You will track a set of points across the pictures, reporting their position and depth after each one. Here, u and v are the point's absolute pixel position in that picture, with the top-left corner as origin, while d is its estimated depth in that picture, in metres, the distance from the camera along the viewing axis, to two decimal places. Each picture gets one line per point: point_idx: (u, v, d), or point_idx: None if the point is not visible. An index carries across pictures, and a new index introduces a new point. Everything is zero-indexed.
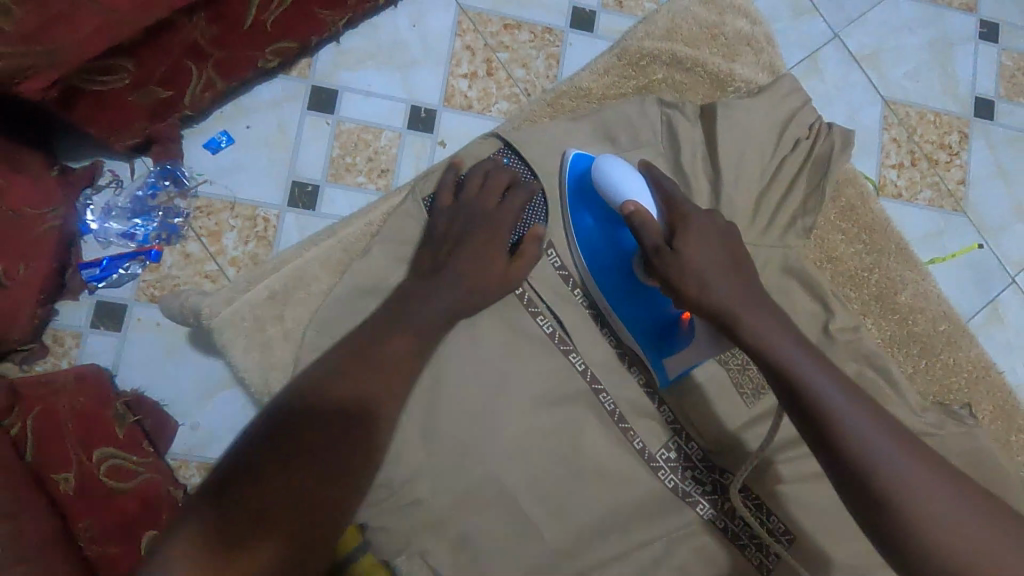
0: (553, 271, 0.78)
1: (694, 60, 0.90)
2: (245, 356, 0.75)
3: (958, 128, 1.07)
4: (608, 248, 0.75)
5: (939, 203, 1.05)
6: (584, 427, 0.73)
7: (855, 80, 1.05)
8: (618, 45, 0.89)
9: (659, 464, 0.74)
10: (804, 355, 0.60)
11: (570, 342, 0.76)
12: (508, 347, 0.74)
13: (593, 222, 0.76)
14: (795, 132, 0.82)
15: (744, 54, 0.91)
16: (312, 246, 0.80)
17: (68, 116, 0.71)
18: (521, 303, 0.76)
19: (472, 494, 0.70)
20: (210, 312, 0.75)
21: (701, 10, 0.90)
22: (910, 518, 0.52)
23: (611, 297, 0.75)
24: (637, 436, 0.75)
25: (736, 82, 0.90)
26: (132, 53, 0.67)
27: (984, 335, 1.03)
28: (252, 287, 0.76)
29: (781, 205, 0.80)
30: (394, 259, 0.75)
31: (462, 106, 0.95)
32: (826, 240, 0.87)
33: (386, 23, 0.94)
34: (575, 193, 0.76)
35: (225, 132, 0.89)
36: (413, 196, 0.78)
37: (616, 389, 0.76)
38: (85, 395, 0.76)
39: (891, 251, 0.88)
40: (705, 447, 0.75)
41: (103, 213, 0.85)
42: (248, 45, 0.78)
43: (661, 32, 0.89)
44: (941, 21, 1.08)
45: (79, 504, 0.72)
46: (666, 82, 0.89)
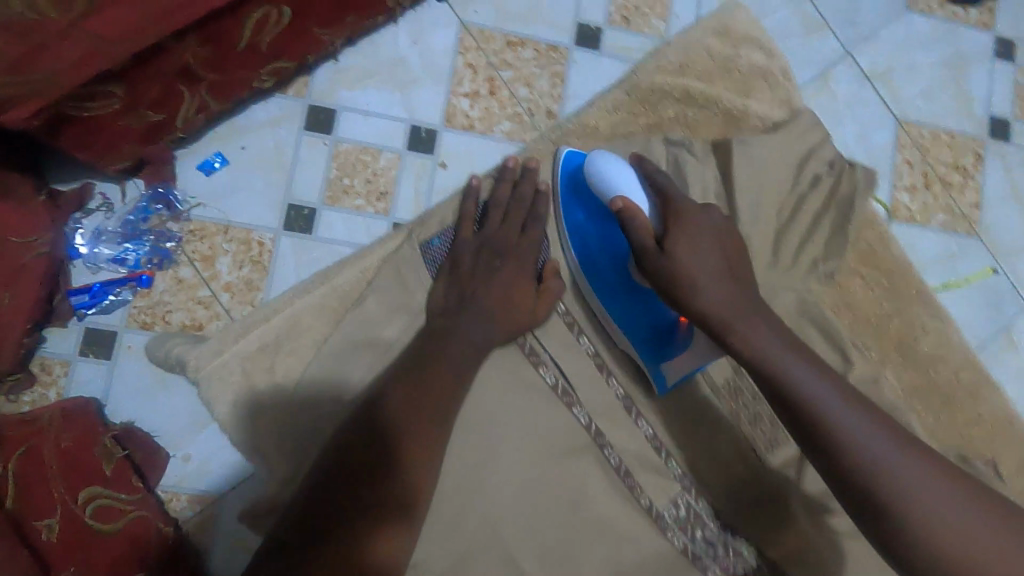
0: (558, 318, 0.75)
1: (706, 98, 0.87)
2: (230, 414, 0.70)
3: (973, 149, 1.04)
4: (601, 247, 0.74)
5: (953, 226, 1.02)
6: (589, 481, 0.71)
7: (868, 99, 1.02)
8: (628, 83, 0.86)
9: (668, 523, 0.73)
10: (801, 365, 0.58)
11: (575, 396, 0.73)
12: (511, 394, 0.71)
13: (586, 218, 0.74)
14: (809, 165, 0.79)
15: (760, 89, 0.88)
16: (305, 293, 0.75)
17: (56, 142, 0.67)
18: (523, 353, 0.73)
19: (472, 540, 0.67)
20: (196, 365, 0.70)
21: (714, 41, 0.88)
22: (912, 529, 0.51)
23: (605, 297, 0.73)
24: (646, 493, 0.73)
25: (750, 119, 0.88)
26: (122, 79, 0.63)
27: (997, 362, 1.00)
28: (242, 339, 0.72)
29: (793, 239, 0.78)
30: (389, 309, 0.73)
31: (464, 126, 0.92)
32: (846, 287, 0.84)
33: (386, 40, 0.91)
34: (568, 189, 0.75)
35: (219, 153, 0.86)
36: (410, 241, 0.75)
37: (622, 443, 0.74)
38: (72, 430, 0.74)
39: (912, 297, 0.86)
40: (716, 505, 0.74)
41: (93, 237, 0.82)
42: (245, 67, 0.75)
43: (670, 61, 0.87)
44: (957, 38, 1.05)
45: (62, 549, 0.70)
46: (678, 120, 0.86)
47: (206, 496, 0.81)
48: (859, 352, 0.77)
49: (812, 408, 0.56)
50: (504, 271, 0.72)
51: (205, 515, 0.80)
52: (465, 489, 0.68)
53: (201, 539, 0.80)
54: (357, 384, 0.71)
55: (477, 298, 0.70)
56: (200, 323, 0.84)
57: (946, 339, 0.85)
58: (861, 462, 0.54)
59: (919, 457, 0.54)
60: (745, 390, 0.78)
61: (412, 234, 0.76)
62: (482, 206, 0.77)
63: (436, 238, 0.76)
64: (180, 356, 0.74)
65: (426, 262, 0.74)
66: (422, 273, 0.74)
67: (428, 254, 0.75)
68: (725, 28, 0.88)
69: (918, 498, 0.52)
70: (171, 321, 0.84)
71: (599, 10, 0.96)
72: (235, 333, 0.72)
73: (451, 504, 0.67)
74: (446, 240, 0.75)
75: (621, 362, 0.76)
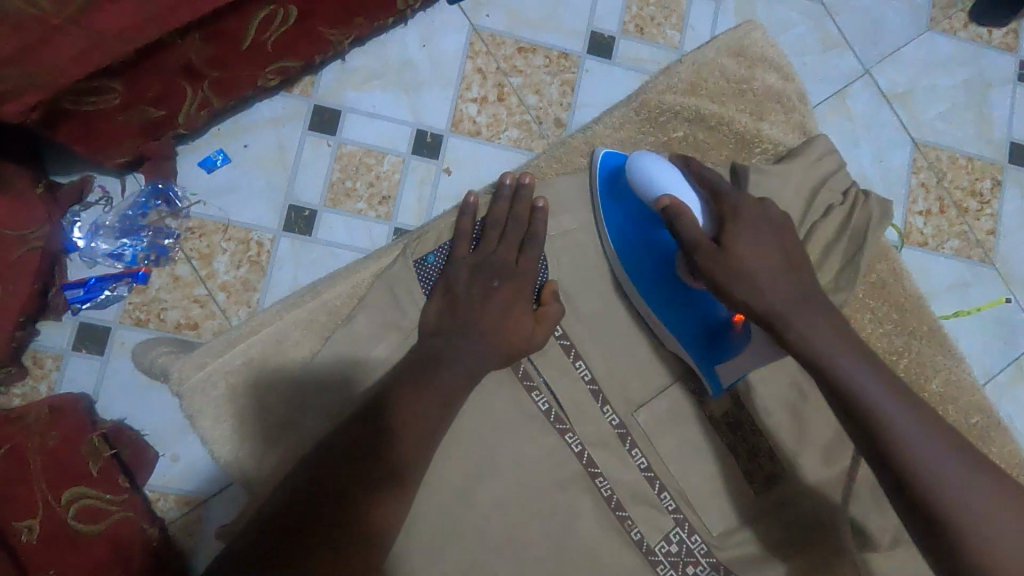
0: (554, 341, 0.74)
1: (717, 118, 0.85)
2: (214, 427, 0.70)
3: (991, 175, 1.01)
4: (643, 245, 0.74)
5: (967, 253, 1.00)
6: (579, 512, 0.69)
7: (885, 119, 1.00)
8: (637, 99, 0.84)
9: (658, 558, 0.70)
10: (858, 363, 0.56)
11: (568, 422, 0.72)
12: (499, 415, 0.71)
13: (626, 221, 0.74)
14: (820, 195, 0.77)
15: (773, 112, 0.87)
16: (296, 305, 0.74)
17: (54, 136, 0.66)
18: (516, 376, 0.72)
19: (460, 561, 0.66)
20: (180, 377, 0.71)
21: (730, 60, 0.86)
22: (962, 540, 0.50)
23: (654, 299, 0.73)
24: (636, 526, 0.70)
25: (763, 142, 0.86)
26: (121, 74, 0.61)
27: (1005, 394, 0.98)
28: (227, 351, 0.72)
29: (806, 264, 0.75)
30: (382, 328, 0.71)
31: (470, 132, 0.91)
32: (854, 319, 0.82)
33: (395, 41, 0.89)
34: (607, 192, 0.75)
35: (221, 150, 0.85)
36: (404, 257, 0.74)
37: (616, 474, 0.71)
38: (60, 428, 0.72)
39: (922, 332, 0.84)
40: (709, 542, 0.71)
41: (91, 231, 0.81)
42: (248, 66, 0.74)
43: (683, 78, 0.85)
44: (979, 60, 1.03)
45: (42, 552, 0.67)
46: (687, 141, 0.84)
47: (193, 498, 0.80)
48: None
49: (866, 405, 0.54)
50: (504, 285, 0.70)
51: (192, 518, 0.80)
52: (454, 508, 0.67)
53: (188, 541, 0.79)
54: (349, 393, 0.70)
55: (474, 314, 0.68)
56: (195, 322, 0.83)
57: (955, 375, 0.83)
58: (915, 465, 0.51)
59: (974, 464, 0.52)
60: (747, 420, 0.74)
61: (408, 248, 0.74)
62: (480, 224, 0.75)
63: (431, 254, 0.74)
64: (163, 367, 0.74)
65: (420, 280, 0.73)
66: (415, 289, 0.73)
67: (422, 272, 0.73)
68: (743, 50, 0.86)
69: (972, 508, 0.50)
70: (165, 319, 0.83)
71: (613, 18, 0.94)
72: (220, 345, 0.72)
73: (438, 527, 0.66)
74: (441, 256, 0.74)
75: (617, 388, 0.74)
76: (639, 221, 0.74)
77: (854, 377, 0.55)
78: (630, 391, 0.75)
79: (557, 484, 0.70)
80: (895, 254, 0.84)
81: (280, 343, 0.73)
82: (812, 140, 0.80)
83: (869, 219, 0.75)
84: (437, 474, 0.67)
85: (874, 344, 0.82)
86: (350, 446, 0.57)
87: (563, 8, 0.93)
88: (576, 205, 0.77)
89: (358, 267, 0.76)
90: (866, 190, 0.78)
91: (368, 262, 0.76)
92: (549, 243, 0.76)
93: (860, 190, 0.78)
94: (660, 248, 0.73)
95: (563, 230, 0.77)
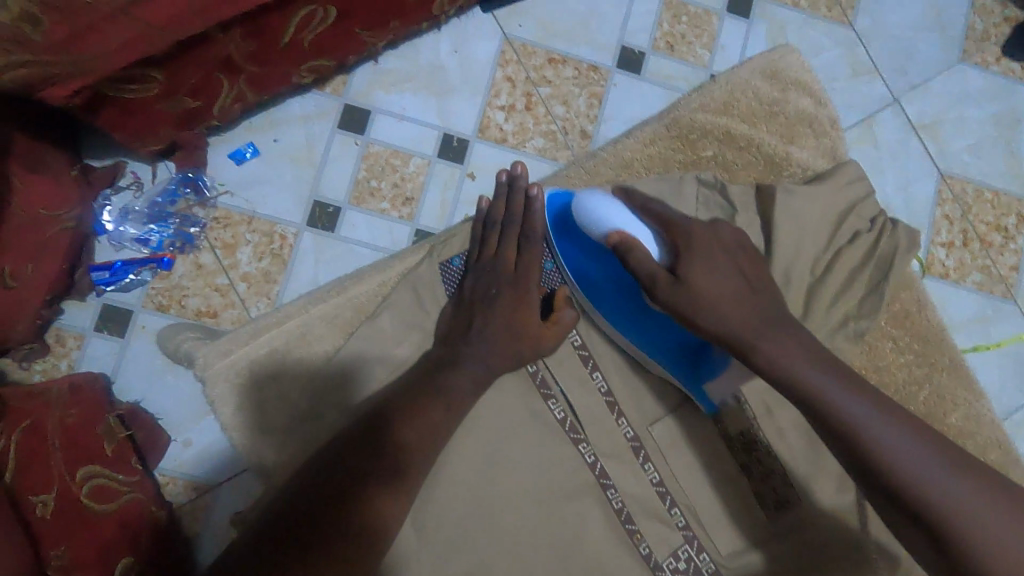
0: (572, 350, 0.74)
1: (745, 138, 0.85)
2: (233, 415, 0.71)
3: (1017, 212, 1.01)
4: (602, 273, 0.73)
5: (988, 288, 0.99)
6: (588, 524, 0.69)
7: (912, 149, 0.99)
8: (667, 115, 0.85)
9: (665, 574, 0.70)
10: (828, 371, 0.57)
11: (582, 432, 0.72)
12: (511, 419, 0.71)
13: (581, 255, 0.73)
14: (845, 221, 0.76)
15: (801, 135, 0.87)
16: (319, 300, 0.75)
17: (92, 121, 0.68)
18: (533, 383, 0.72)
19: (466, 564, 0.66)
20: (204, 361, 0.72)
21: (761, 82, 0.86)
22: (954, 545, 0.49)
23: (625, 319, 0.73)
24: (646, 541, 0.70)
25: (790, 164, 0.86)
26: (162, 64, 0.63)
27: (1020, 434, 0.96)
28: (252, 342, 0.73)
29: (826, 292, 0.74)
30: (401, 328, 0.72)
31: (497, 139, 0.91)
32: (874, 346, 0.81)
33: (428, 46, 0.91)
34: (560, 234, 0.74)
35: (251, 143, 0.86)
36: (429, 258, 0.75)
37: (626, 487, 0.71)
38: (78, 406, 0.73)
39: (942, 365, 0.83)
40: (718, 561, 0.70)
41: (120, 215, 0.83)
42: (283, 61, 0.75)
43: (712, 97, 0.85)
44: (1011, 95, 1.02)
45: (54, 529, 0.65)
46: (713, 159, 0.85)
47: (200, 484, 0.81)
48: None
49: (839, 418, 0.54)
50: (523, 292, 0.71)
51: (200, 503, 0.81)
52: (462, 511, 0.67)
53: (194, 526, 0.80)
54: (365, 389, 0.70)
55: (492, 317, 0.68)
56: (215, 311, 0.85)
57: (974, 412, 0.82)
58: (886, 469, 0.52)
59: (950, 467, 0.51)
60: (760, 442, 0.73)
61: (432, 250, 0.76)
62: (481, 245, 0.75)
63: (457, 257, 0.75)
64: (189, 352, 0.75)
65: (443, 281, 0.74)
66: (437, 290, 0.74)
67: (446, 274, 0.74)
68: (775, 72, 0.86)
69: (958, 510, 0.49)
70: (187, 306, 0.84)
71: (644, 35, 0.95)
72: (245, 334, 0.73)
73: (445, 530, 0.66)
74: (465, 259, 0.74)
75: (632, 402, 0.74)
76: (593, 253, 0.73)
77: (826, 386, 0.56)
78: (645, 405, 0.74)
79: (567, 493, 0.70)
80: (918, 285, 0.84)
81: (302, 337, 0.74)
82: (838, 166, 0.80)
83: (896, 249, 0.75)
84: (447, 477, 0.67)
85: (890, 374, 0.81)
86: (365, 441, 0.58)
87: (596, 22, 0.94)
88: None
89: (382, 266, 0.77)
90: (893, 219, 0.77)
91: (389, 262, 0.77)
92: None
93: (887, 218, 0.77)
94: (619, 276, 0.73)
95: None
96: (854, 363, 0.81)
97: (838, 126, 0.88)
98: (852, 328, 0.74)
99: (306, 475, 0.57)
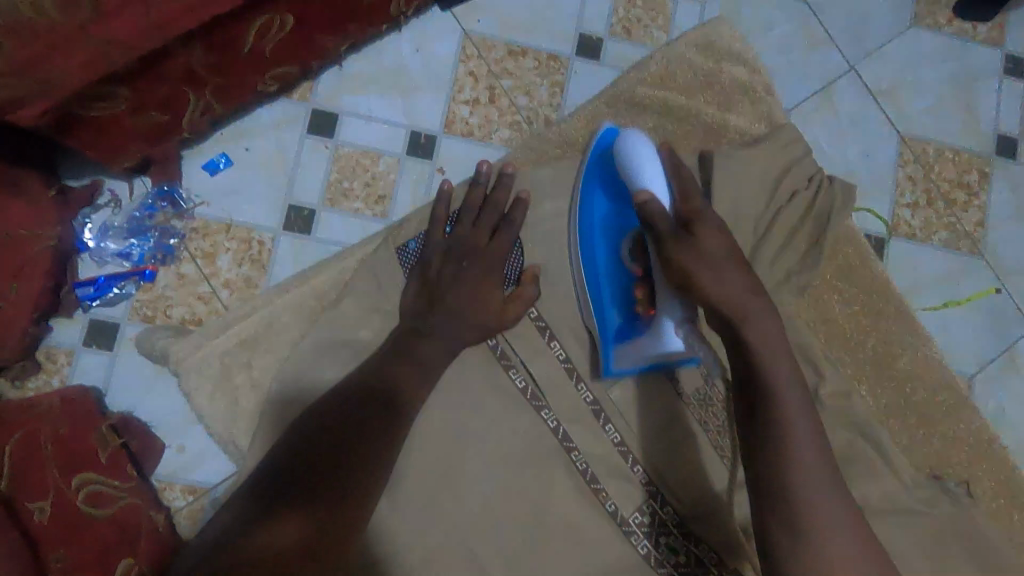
0: (530, 322, 0.77)
1: (686, 109, 0.89)
2: (209, 405, 0.77)
3: (978, 167, 1.03)
4: (607, 208, 0.76)
5: (955, 245, 1.01)
6: (556, 488, 0.73)
7: (870, 113, 1.02)
8: (613, 89, 0.88)
9: (632, 529, 0.73)
10: (783, 382, 0.60)
11: (544, 400, 0.75)
12: (477, 391, 0.74)
13: (602, 190, 0.77)
14: (786, 183, 0.80)
15: (741, 103, 0.90)
16: (284, 292, 0.80)
17: (67, 142, 0.70)
18: (494, 355, 0.75)
19: (443, 533, 0.70)
20: (177, 357, 0.78)
21: (698, 55, 0.90)
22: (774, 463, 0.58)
23: (596, 255, 0.76)
24: (611, 498, 0.74)
25: (729, 132, 0.89)
26: (125, 81, 0.65)
27: (994, 385, 0.98)
28: (220, 335, 0.79)
29: (770, 253, 0.77)
30: (366, 311, 0.75)
31: (462, 132, 0.94)
32: (823, 300, 0.85)
33: (390, 47, 0.93)
34: (597, 164, 0.77)
35: (224, 154, 0.89)
36: (386, 244, 0.77)
37: (589, 448, 0.75)
38: (70, 418, 0.76)
39: (891, 314, 0.85)
40: (681, 513, 0.74)
41: (100, 231, 0.85)
42: (246, 71, 0.77)
43: (653, 72, 0.89)
44: (963, 54, 1.04)
45: (53, 533, 0.68)
46: (657, 131, 0.88)
47: (198, 487, 0.83)
48: (833, 369, 0.77)
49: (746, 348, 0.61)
50: (488, 276, 0.73)
51: (197, 506, 0.83)
52: (438, 487, 0.71)
53: (191, 529, 0.82)
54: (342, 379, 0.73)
55: (450, 294, 0.72)
56: (199, 318, 0.87)
57: (927, 357, 0.85)
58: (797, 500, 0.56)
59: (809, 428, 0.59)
60: (715, 399, 0.77)
61: (388, 236, 0.78)
62: (455, 211, 0.78)
63: (412, 240, 0.77)
64: (163, 349, 0.80)
65: (401, 263, 0.77)
66: (396, 274, 0.76)
67: (403, 256, 0.77)
68: (712, 44, 0.90)
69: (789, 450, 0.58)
70: (171, 315, 0.86)
71: (600, 20, 0.97)
72: (217, 328, 0.79)
73: (421, 498, 0.70)
74: (420, 242, 0.77)
75: (594, 370, 0.77)
76: (614, 187, 0.76)
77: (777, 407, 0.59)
78: (612, 376, 0.77)
79: (535, 463, 0.73)
80: (863, 239, 0.87)
81: (270, 328, 0.79)
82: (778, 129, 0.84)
83: (833, 204, 0.79)
84: (422, 451, 0.71)
85: (841, 325, 0.85)
86: (345, 426, 0.60)
87: (552, 12, 0.96)
88: (552, 193, 0.80)
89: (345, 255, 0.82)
90: (832, 176, 0.81)
91: (349, 251, 0.81)
92: (531, 234, 0.79)
93: (826, 176, 0.81)
94: (618, 226, 0.76)
95: (543, 217, 0.79)
96: (804, 318, 0.84)
97: (776, 92, 0.92)
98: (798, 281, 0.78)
99: (282, 454, 0.60)
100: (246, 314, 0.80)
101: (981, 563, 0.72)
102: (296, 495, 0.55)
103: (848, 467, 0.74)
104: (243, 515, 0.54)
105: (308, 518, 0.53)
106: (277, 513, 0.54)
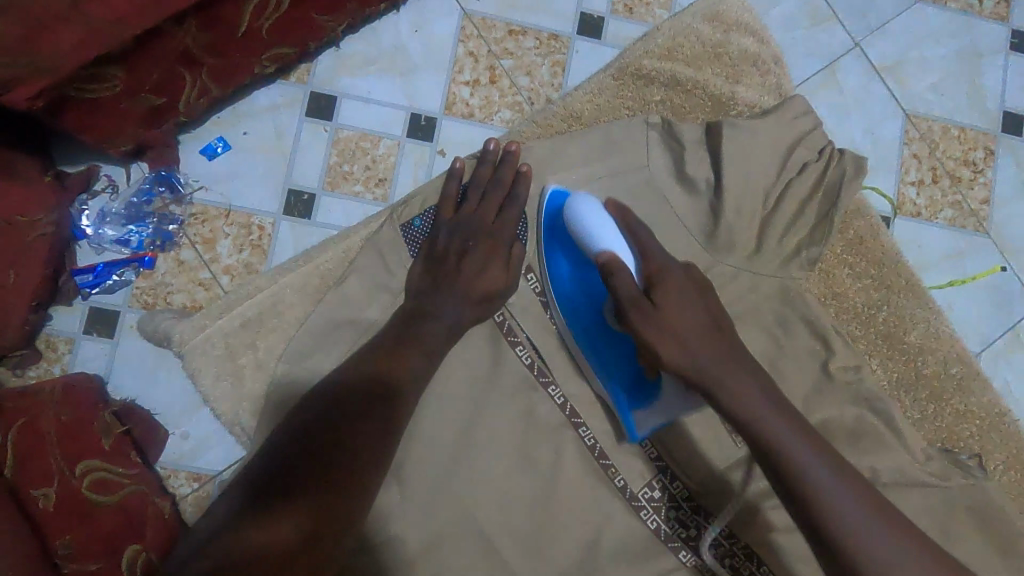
0: (534, 298, 0.76)
1: (692, 83, 0.88)
2: (215, 385, 0.77)
3: (984, 144, 1.02)
4: (586, 301, 0.74)
5: (961, 222, 1.00)
6: (564, 469, 0.73)
7: (875, 91, 1.00)
8: (616, 65, 0.87)
9: (642, 504, 0.74)
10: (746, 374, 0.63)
11: (550, 376, 0.75)
12: (485, 368, 0.74)
13: (570, 271, 0.75)
14: (794, 157, 0.79)
15: (748, 76, 0.89)
16: (288, 272, 0.80)
17: (59, 125, 0.69)
18: (500, 332, 0.75)
19: (452, 515, 0.70)
20: (181, 340, 0.77)
21: (704, 27, 0.88)
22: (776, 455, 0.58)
23: (586, 334, 0.74)
24: (620, 474, 0.74)
25: (737, 105, 0.88)
26: (120, 62, 0.63)
27: (1000, 363, 0.98)
28: (225, 316, 0.78)
29: (778, 230, 0.77)
30: (371, 289, 0.74)
31: (463, 113, 0.92)
32: (831, 274, 0.84)
33: (387, 27, 0.91)
34: (552, 238, 0.75)
35: (221, 138, 0.88)
36: (392, 222, 0.76)
37: (598, 425, 0.75)
38: (73, 404, 0.75)
39: (900, 289, 0.85)
40: (690, 488, 0.74)
41: (98, 218, 0.84)
42: (243, 51, 0.75)
43: (659, 46, 0.88)
44: (968, 30, 1.03)
45: (57, 520, 0.69)
46: (663, 105, 0.88)
47: (203, 474, 0.83)
48: (843, 345, 0.77)
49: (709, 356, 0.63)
50: (493, 255, 0.73)
51: (203, 492, 0.83)
52: (446, 469, 0.71)
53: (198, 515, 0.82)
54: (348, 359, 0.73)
55: (456, 275, 0.71)
56: (200, 305, 0.86)
57: (936, 330, 0.84)
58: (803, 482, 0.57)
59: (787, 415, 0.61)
60: None
61: (394, 214, 0.77)
62: (466, 185, 0.77)
63: (418, 220, 0.77)
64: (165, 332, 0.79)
65: (407, 244, 0.76)
66: (403, 253, 0.76)
67: (408, 235, 0.76)
68: (717, 17, 0.89)
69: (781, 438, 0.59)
70: (172, 302, 0.86)
71: None
72: (219, 310, 0.78)
73: (429, 482, 0.70)
74: (426, 220, 0.76)
75: None
76: (580, 275, 0.75)
77: (750, 412, 0.60)
78: None
79: (542, 445, 0.73)
80: (873, 214, 0.86)
81: (275, 309, 0.79)
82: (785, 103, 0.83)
83: (843, 175, 0.78)
84: (431, 432, 0.71)
85: (849, 300, 0.84)
86: (353, 409, 0.60)
87: None
88: (558, 170, 0.79)
89: (350, 234, 0.81)
90: (842, 150, 0.80)
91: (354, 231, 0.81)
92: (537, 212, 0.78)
93: (835, 149, 0.80)
94: (595, 292, 0.74)
95: None
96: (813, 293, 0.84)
97: (783, 65, 0.91)
98: (807, 256, 0.77)
99: (283, 437, 0.59)
100: (249, 295, 0.80)
101: (993, 535, 0.72)
102: (300, 487, 0.53)
103: (856, 442, 0.74)
104: (237, 510, 0.52)
105: (310, 511, 0.52)
106: (274, 506, 0.52)
